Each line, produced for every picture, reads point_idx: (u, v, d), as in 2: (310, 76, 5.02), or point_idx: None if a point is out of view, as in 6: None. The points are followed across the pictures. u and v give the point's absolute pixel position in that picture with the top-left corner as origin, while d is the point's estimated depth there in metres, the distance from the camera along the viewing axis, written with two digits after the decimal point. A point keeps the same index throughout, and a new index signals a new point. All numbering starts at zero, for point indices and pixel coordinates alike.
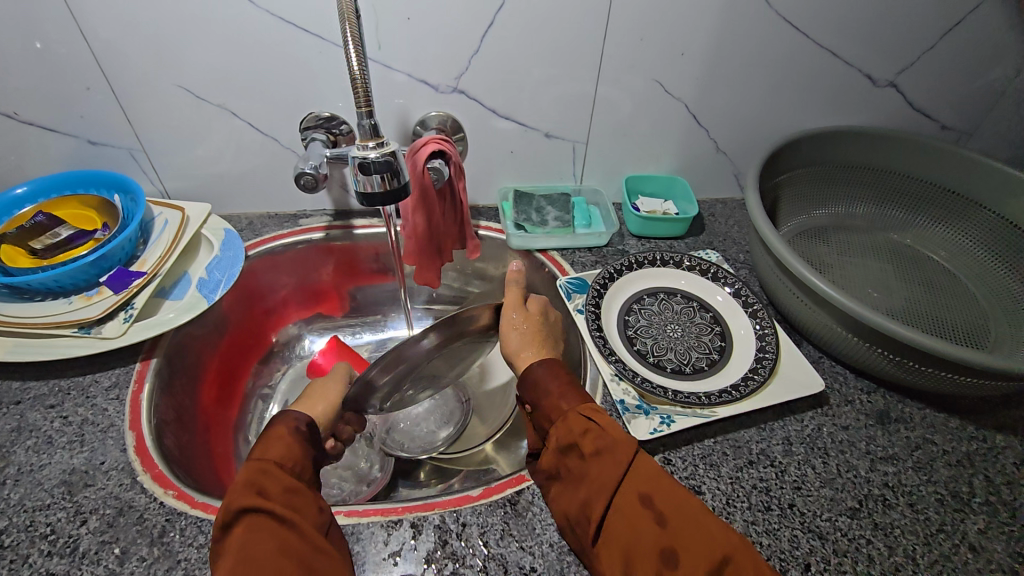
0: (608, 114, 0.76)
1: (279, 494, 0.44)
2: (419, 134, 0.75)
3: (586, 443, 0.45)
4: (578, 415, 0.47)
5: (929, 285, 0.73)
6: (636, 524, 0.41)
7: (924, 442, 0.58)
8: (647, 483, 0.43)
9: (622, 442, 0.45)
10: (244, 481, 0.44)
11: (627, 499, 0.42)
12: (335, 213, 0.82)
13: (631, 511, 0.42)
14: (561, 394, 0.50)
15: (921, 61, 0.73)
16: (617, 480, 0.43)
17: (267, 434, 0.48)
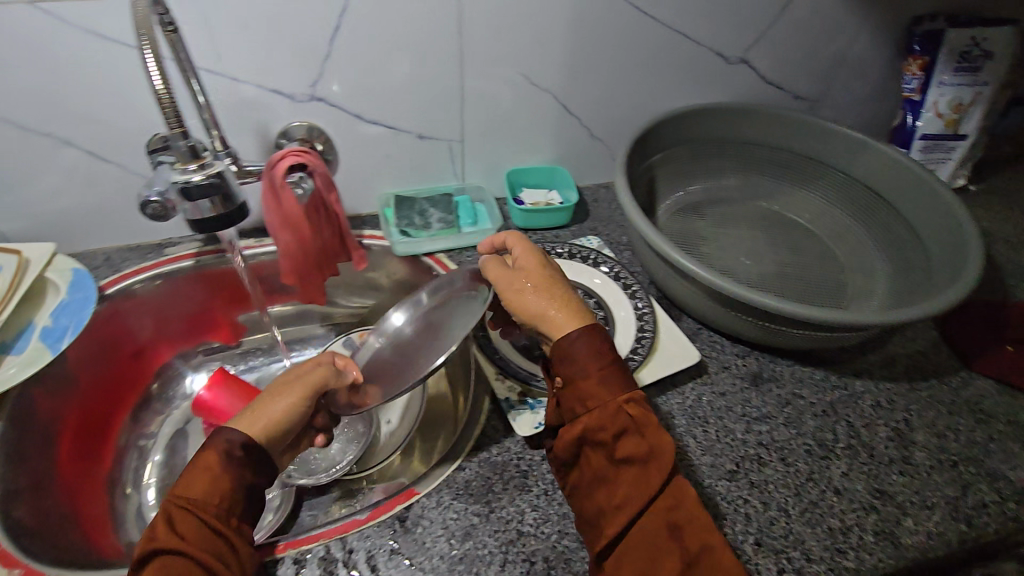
0: (479, 110, 0.75)
1: (195, 539, 0.41)
2: (283, 146, 0.71)
3: (614, 450, 0.45)
4: (622, 414, 0.45)
5: (795, 248, 0.78)
6: (658, 534, 0.43)
7: (793, 397, 0.61)
8: (672, 495, 0.44)
9: (657, 446, 0.45)
10: (165, 523, 0.41)
11: (655, 515, 0.43)
12: (206, 238, 0.77)
13: (654, 519, 0.43)
14: (610, 379, 0.47)
15: (767, 36, 0.76)
16: (649, 494, 0.44)
17: (196, 462, 0.44)
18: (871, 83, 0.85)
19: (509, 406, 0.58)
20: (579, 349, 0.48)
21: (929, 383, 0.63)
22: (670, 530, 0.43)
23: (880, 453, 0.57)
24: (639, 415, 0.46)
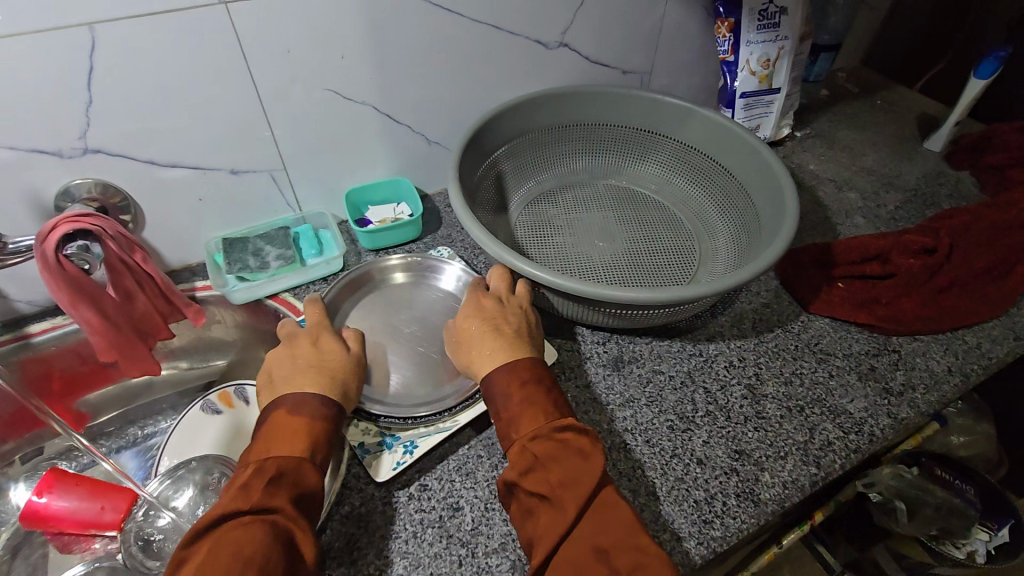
0: (294, 134, 0.69)
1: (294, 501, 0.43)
2: (67, 209, 0.62)
3: (532, 481, 0.43)
4: (545, 441, 0.45)
5: (644, 221, 0.79)
6: (582, 560, 0.40)
7: (653, 374, 0.62)
8: (597, 525, 0.41)
9: (578, 464, 0.43)
10: (269, 477, 0.42)
11: (581, 543, 0.41)
12: (1, 325, 0.66)
13: (578, 545, 0.40)
14: (530, 407, 0.47)
15: (580, 17, 0.76)
16: (569, 520, 0.41)
17: (280, 422, 0.47)
18: (692, 49, 0.88)
19: (363, 453, 0.54)
20: (495, 384, 0.50)
21: (774, 332, 0.67)
22: (596, 555, 0.40)
23: (737, 413, 0.59)
24: (560, 436, 0.46)
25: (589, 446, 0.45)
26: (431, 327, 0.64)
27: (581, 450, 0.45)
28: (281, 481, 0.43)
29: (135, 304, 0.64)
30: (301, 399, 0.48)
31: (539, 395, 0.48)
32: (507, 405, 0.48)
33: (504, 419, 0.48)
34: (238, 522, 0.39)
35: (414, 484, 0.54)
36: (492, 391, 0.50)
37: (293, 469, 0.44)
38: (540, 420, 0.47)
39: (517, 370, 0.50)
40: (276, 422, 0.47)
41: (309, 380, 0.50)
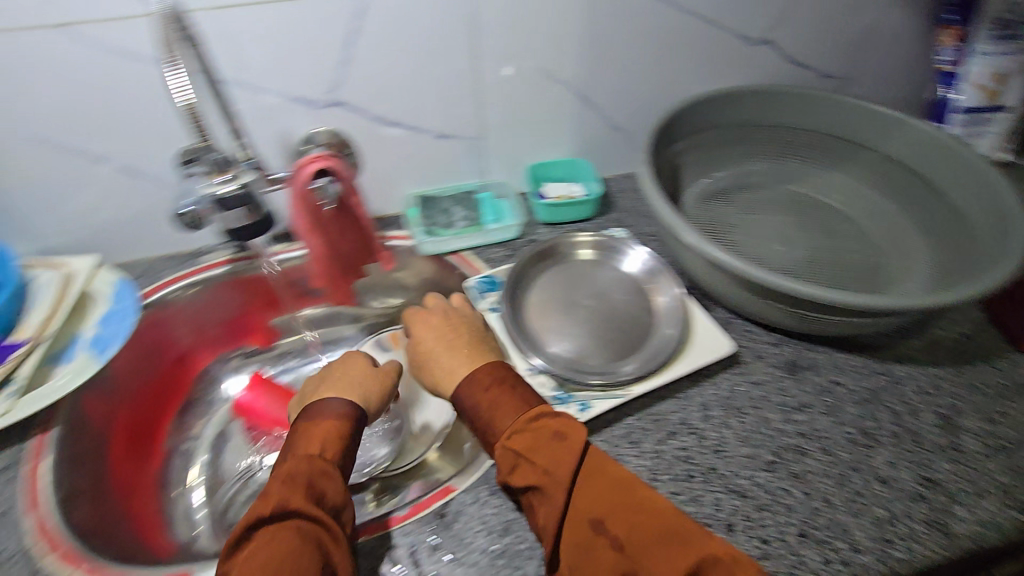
0: (497, 107, 0.74)
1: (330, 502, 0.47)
2: (306, 152, 0.71)
3: (519, 474, 0.47)
4: (523, 436, 0.48)
5: (828, 231, 0.76)
6: (583, 533, 0.44)
7: (833, 385, 0.60)
8: (593, 509, 0.45)
9: (556, 449, 0.47)
10: (304, 481, 0.47)
11: (577, 518, 0.45)
12: (238, 244, 0.78)
13: (576, 521, 0.45)
14: (499, 406, 0.51)
15: (789, 15, 0.74)
16: (566, 496, 0.45)
17: (299, 430, 0.52)
18: (905, 55, 0.82)
19: None
20: (460, 393, 0.53)
21: (975, 366, 0.61)
22: (594, 527, 0.44)
23: (929, 442, 0.55)
24: (532, 425, 0.49)
25: (565, 426, 0.48)
26: (609, 302, 0.67)
27: (556, 432, 0.48)
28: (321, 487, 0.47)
29: (347, 242, 0.71)
30: (323, 406, 0.54)
31: (505, 393, 0.52)
32: (477, 408, 0.51)
33: (478, 421, 0.51)
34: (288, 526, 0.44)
35: None
36: (461, 401, 0.53)
37: (325, 472, 0.48)
38: (514, 411, 0.50)
39: (480, 378, 0.53)
40: (303, 427, 0.53)
41: (350, 391, 0.57)
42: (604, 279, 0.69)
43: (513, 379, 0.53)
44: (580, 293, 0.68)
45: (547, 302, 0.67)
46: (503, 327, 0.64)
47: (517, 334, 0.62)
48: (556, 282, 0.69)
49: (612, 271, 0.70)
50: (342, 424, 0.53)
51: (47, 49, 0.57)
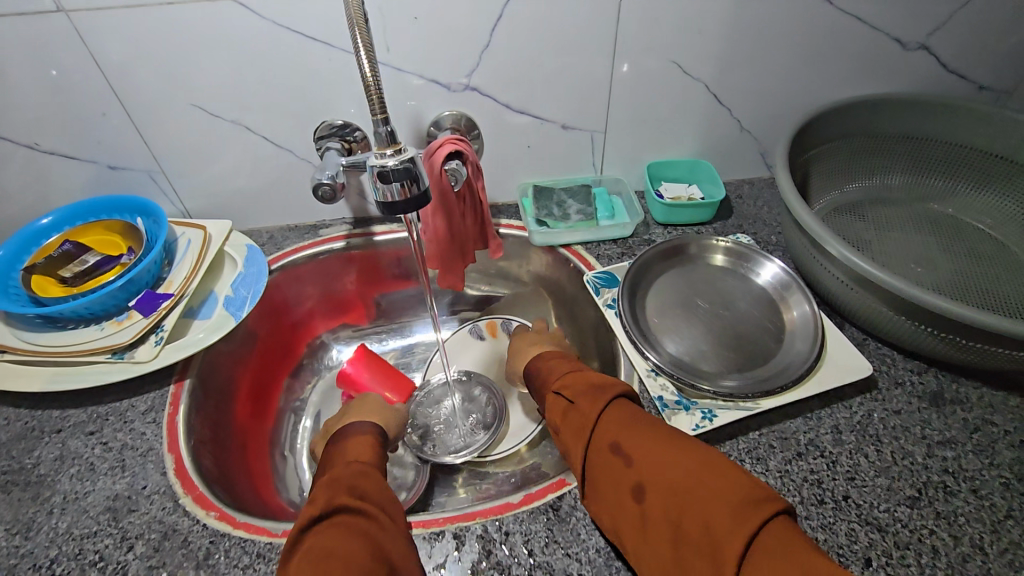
0: (627, 101, 0.73)
1: (377, 500, 0.44)
2: (433, 136, 0.72)
3: (558, 414, 0.50)
4: (559, 382, 0.53)
5: (976, 256, 0.70)
6: (604, 457, 0.44)
7: (984, 423, 0.55)
8: (611, 428, 0.45)
9: (588, 391, 0.49)
10: (346, 483, 0.44)
11: (598, 441, 0.45)
12: (355, 221, 0.82)
13: (597, 445, 0.45)
14: (552, 367, 0.58)
15: (955, 19, 0.69)
16: (591, 419, 0.47)
17: (336, 443, 0.53)
18: None
19: (663, 406, 0.56)
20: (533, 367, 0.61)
21: None
22: (612, 449, 0.44)
23: None
24: (574, 376, 0.53)
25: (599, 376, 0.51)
26: (730, 311, 0.66)
27: (591, 380, 0.51)
28: (363, 486, 0.45)
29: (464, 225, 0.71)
30: (355, 427, 0.56)
31: (556, 363, 0.58)
32: (538, 376, 0.59)
33: (538, 387, 0.58)
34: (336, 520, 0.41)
35: None
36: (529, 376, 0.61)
37: (364, 475, 0.46)
38: (562, 371, 0.56)
39: (546, 359, 0.61)
40: (344, 442, 0.53)
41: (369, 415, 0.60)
42: (724, 288, 0.68)
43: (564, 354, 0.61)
44: (700, 300, 0.67)
45: (664, 303, 0.67)
46: (620, 324, 0.63)
47: (637, 334, 0.62)
48: (674, 285, 0.69)
49: (734, 282, 0.69)
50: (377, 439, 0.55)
51: (212, 17, 0.58)
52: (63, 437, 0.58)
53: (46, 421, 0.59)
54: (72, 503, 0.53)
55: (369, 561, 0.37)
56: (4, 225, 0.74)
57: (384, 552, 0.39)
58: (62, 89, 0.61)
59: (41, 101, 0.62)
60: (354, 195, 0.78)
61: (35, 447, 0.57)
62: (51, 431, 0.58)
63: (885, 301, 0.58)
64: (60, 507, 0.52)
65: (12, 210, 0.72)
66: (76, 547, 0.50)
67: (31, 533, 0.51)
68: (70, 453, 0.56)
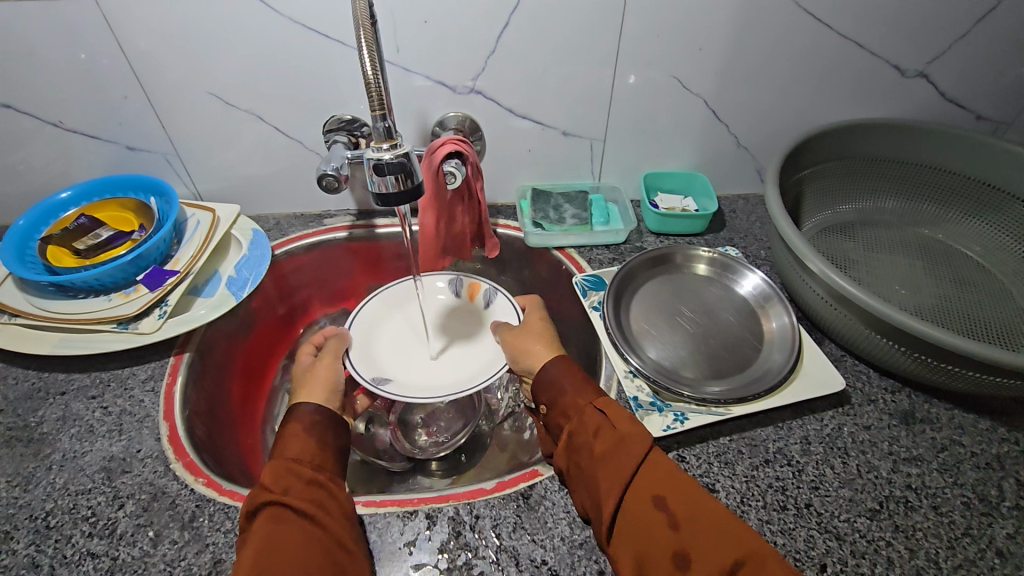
0: (627, 112, 0.75)
1: (307, 492, 0.47)
2: (438, 135, 0.75)
3: (597, 442, 0.49)
4: (594, 409, 0.51)
5: (961, 281, 0.71)
6: (643, 507, 0.44)
7: (951, 443, 0.56)
8: (659, 485, 0.45)
9: (637, 432, 0.48)
10: (268, 480, 0.47)
11: (640, 491, 0.45)
12: (358, 213, 0.85)
13: (637, 495, 0.45)
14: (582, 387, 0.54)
15: (953, 50, 0.70)
16: (633, 466, 0.46)
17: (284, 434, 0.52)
18: None
19: (637, 407, 0.58)
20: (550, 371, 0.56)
21: None
22: (656, 503, 0.44)
23: None
24: (614, 407, 0.51)
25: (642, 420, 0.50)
26: (711, 320, 0.68)
27: (633, 419, 0.50)
28: (290, 482, 0.47)
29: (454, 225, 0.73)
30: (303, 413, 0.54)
31: (590, 383, 0.55)
32: (558, 388, 0.55)
33: (557, 401, 0.54)
34: (265, 522, 0.44)
35: (674, 453, 0.55)
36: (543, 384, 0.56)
37: (291, 467, 0.49)
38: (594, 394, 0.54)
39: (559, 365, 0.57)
40: (287, 439, 0.52)
41: (316, 394, 0.57)
42: (707, 296, 0.70)
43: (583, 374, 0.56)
44: (684, 306, 0.69)
45: (649, 309, 0.69)
46: (604, 326, 0.65)
47: (619, 337, 0.64)
48: (660, 291, 0.71)
49: (719, 291, 0.71)
50: (315, 420, 0.54)
51: (233, 12, 0.61)
52: (67, 399, 0.61)
53: (51, 384, 0.62)
54: (70, 461, 0.56)
55: (299, 558, 0.42)
56: (26, 197, 0.78)
57: (320, 544, 0.44)
58: (89, 71, 0.65)
59: (69, 80, 0.65)
60: (358, 188, 0.81)
61: (40, 407, 0.60)
62: (56, 392, 0.62)
63: (861, 318, 0.59)
64: (59, 464, 0.55)
65: (35, 183, 0.76)
66: (71, 502, 0.53)
67: (30, 486, 0.54)
68: (72, 415, 0.59)
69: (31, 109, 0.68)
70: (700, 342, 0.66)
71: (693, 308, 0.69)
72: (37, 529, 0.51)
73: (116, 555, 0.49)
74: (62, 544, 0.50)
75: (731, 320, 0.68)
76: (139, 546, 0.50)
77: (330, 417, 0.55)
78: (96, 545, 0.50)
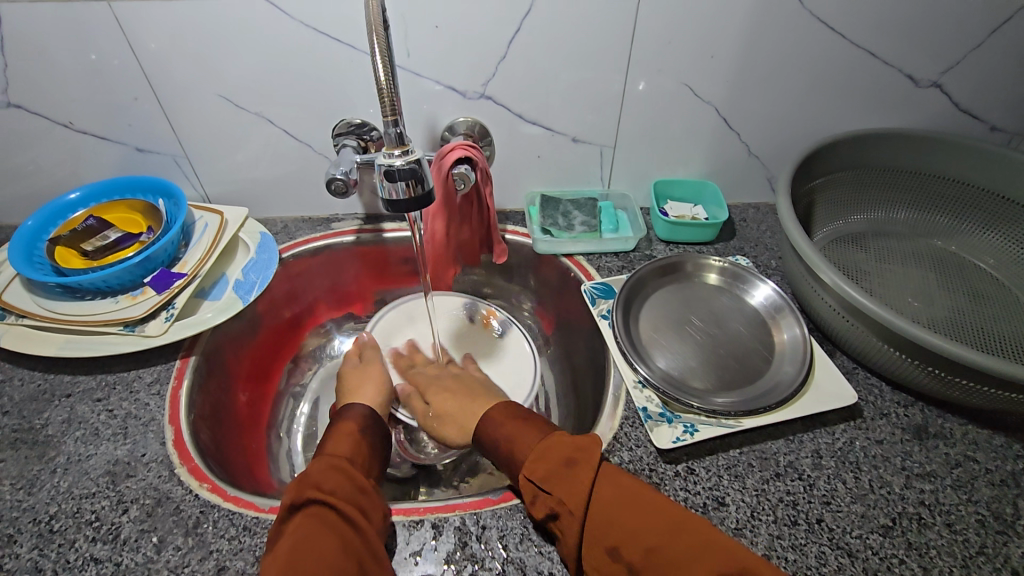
0: (637, 119, 0.75)
1: (349, 493, 0.47)
2: (447, 140, 0.74)
3: (539, 505, 0.47)
4: (527, 479, 0.48)
5: (974, 294, 0.70)
6: (601, 560, 0.43)
7: (965, 459, 0.55)
8: (609, 535, 0.43)
9: (570, 480, 0.46)
10: (314, 477, 0.47)
11: (596, 545, 0.43)
12: (366, 217, 0.85)
13: (591, 549, 0.44)
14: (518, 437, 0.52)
15: (967, 60, 0.70)
16: (577, 528, 0.44)
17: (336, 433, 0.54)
18: None
19: (646, 417, 0.57)
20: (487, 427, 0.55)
21: None
22: (611, 553, 0.43)
23: None
24: (546, 451, 0.49)
25: (582, 447, 0.47)
26: (721, 329, 0.67)
27: (569, 458, 0.47)
28: (333, 481, 0.47)
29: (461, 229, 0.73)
30: (354, 412, 0.58)
31: (528, 423, 0.53)
32: (498, 441, 0.53)
33: (501, 456, 0.53)
34: (306, 517, 0.44)
35: (683, 464, 0.55)
36: (484, 444, 0.55)
37: (337, 467, 0.49)
38: (533, 436, 0.51)
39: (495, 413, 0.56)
40: (338, 438, 0.54)
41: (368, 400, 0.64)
42: (717, 305, 0.70)
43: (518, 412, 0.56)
44: (694, 316, 0.69)
45: (658, 318, 0.69)
46: (613, 334, 0.65)
47: (628, 346, 0.63)
48: (669, 299, 0.71)
49: (729, 301, 0.70)
50: (364, 426, 0.56)
51: (245, 15, 0.61)
52: (72, 401, 0.61)
53: (57, 385, 0.62)
54: (75, 464, 0.55)
55: (339, 557, 0.41)
56: (35, 197, 0.78)
57: (356, 549, 0.43)
58: (100, 72, 0.65)
59: (80, 82, 0.65)
60: (367, 192, 0.81)
61: (45, 409, 0.60)
62: (62, 394, 0.61)
63: (874, 331, 0.59)
64: (64, 467, 0.55)
65: (43, 183, 0.76)
66: (75, 506, 0.52)
67: (34, 489, 0.53)
68: (77, 417, 0.59)
69: (41, 110, 0.68)
70: (709, 351, 0.65)
71: (702, 317, 0.69)
72: (40, 533, 0.50)
73: (119, 560, 0.49)
74: (65, 548, 0.49)
75: (740, 330, 0.67)
76: (142, 552, 0.49)
77: (377, 423, 0.58)
78: (99, 550, 0.49)
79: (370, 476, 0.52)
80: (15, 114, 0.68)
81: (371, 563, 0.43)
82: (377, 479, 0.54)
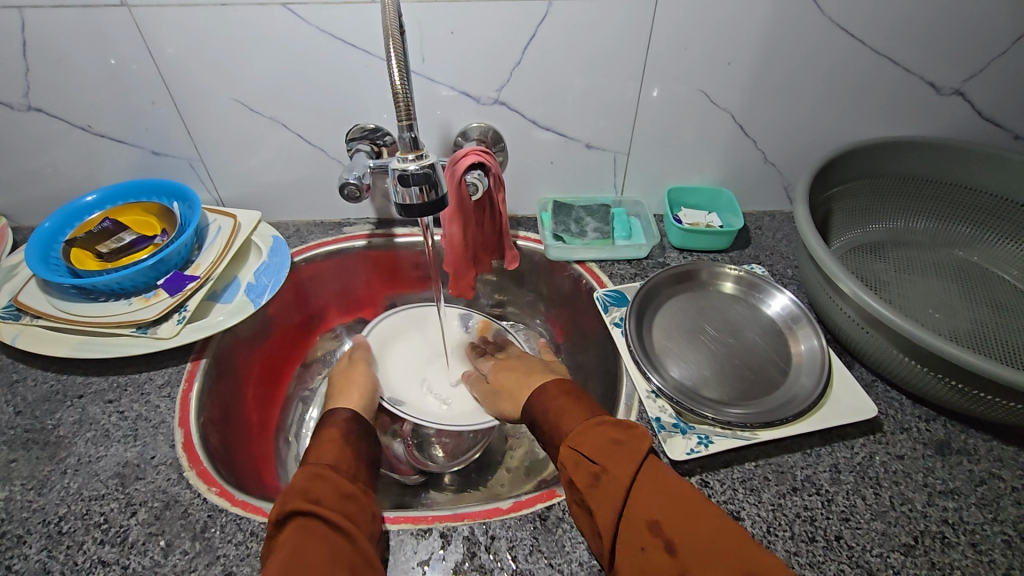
0: (652, 125, 0.74)
1: (336, 503, 0.47)
2: (460, 145, 0.74)
3: (580, 473, 0.47)
4: (569, 450, 0.49)
5: (998, 305, 0.68)
6: (638, 536, 0.41)
7: (990, 477, 0.54)
8: (655, 508, 0.42)
9: (620, 451, 0.46)
10: (299, 488, 0.47)
11: (637, 518, 0.42)
12: (377, 222, 0.85)
13: (630, 522, 0.42)
14: (566, 413, 0.53)
15: (992, 66, 0.68)
16: (626, 479, 0.44)
17: (320, 439, 0.54)
18: None
19: (660, 428, 0.56)
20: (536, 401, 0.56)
21: None
22: (651, 528, 0.41)
23: None
24: (593, 429, 0.49)
25: (627, 434, 0.48)
26: (734, 338, 0.66)
27: (615, 438, 0.48)
28: (318, 490, 0.47)
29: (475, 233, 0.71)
30: (337, 416, 0.57)
31: (576, 401, 0.54)
32: (545, 415, 0.54)
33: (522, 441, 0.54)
34: (294, 528, 0.43)
35: (697, 477, 0.54)
36: (531, 415, 0.56)
37: (320, 476, 0.48)
38: (569, 420, 0.52)
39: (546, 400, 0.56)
40: (325, 441, 0.54)
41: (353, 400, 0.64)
42: (730, 314, 0.69)
43: (573, 389, 0.56)
44: (706, 326, 0.68)
45: (673, 328, 0.68)
46: (625, 342, 0.64)
47: (641, 354, 0.62)
48: (682, 309, 0.70)
49: (744, 310, 0.69)
50: (349, 432, 0.56)
51: (261, 21, 0.61)
52: (83, 402, 0.61)
53: (69, 386, 0.62)
54: (85, 466, 0.55)
55: (327, 563, 0.41)
56: (53, 200, 0.79)
57: (346, 556, 0.43)
58: (118, 76, 0.65)
59: (99, 84, 0.66)
60: (379, 196, 0.81)
61: (57, 409, 0.60)
62: (74, 395, 0.62)
63: (896, 343, 0.57)
64: (74, 468, 0.55)
65: (61, 185, 0.77)
66: (84, 508, 0.52)
67: (44, 490, 0.53)
68: (88, 418, 0.59)
69: (60, 114, 0.69)
70: (721, 361, 0.64)
71: (715, 326, 0.68)
72: (49, 534, 0.50)
73: (127, 564, 0.48)
74: (73, 550, 0.49)
75: (755, 338, 0.66)
76: (150, 556, 0.49)
77: (365, 428, 0.57)
78: (107, 552, 0.49)
79: (359, 482, 0.52)
80: (34, 118, 0.69)
81: (363, 567, 0.43)
82: (368, 485, 0.53)
